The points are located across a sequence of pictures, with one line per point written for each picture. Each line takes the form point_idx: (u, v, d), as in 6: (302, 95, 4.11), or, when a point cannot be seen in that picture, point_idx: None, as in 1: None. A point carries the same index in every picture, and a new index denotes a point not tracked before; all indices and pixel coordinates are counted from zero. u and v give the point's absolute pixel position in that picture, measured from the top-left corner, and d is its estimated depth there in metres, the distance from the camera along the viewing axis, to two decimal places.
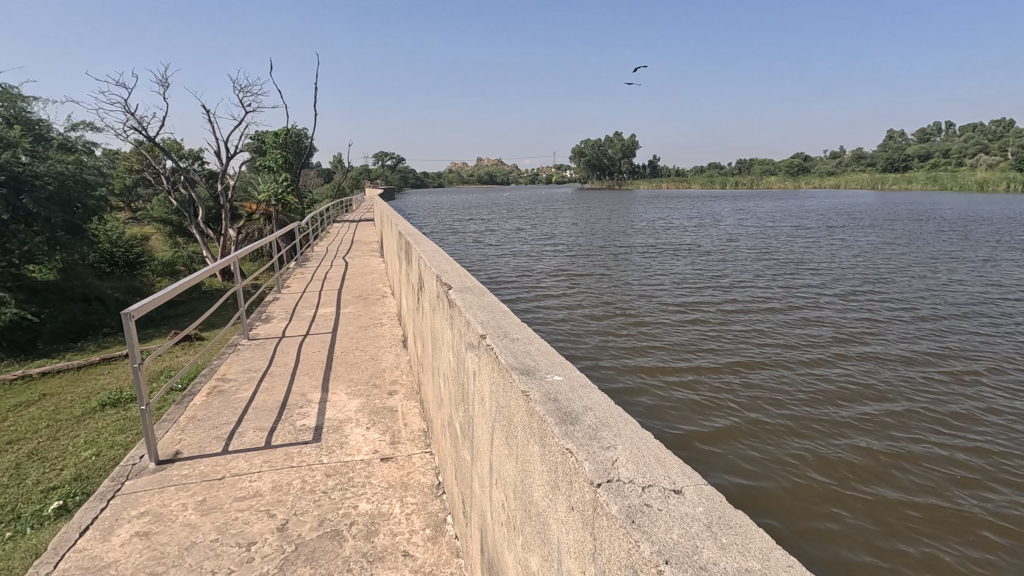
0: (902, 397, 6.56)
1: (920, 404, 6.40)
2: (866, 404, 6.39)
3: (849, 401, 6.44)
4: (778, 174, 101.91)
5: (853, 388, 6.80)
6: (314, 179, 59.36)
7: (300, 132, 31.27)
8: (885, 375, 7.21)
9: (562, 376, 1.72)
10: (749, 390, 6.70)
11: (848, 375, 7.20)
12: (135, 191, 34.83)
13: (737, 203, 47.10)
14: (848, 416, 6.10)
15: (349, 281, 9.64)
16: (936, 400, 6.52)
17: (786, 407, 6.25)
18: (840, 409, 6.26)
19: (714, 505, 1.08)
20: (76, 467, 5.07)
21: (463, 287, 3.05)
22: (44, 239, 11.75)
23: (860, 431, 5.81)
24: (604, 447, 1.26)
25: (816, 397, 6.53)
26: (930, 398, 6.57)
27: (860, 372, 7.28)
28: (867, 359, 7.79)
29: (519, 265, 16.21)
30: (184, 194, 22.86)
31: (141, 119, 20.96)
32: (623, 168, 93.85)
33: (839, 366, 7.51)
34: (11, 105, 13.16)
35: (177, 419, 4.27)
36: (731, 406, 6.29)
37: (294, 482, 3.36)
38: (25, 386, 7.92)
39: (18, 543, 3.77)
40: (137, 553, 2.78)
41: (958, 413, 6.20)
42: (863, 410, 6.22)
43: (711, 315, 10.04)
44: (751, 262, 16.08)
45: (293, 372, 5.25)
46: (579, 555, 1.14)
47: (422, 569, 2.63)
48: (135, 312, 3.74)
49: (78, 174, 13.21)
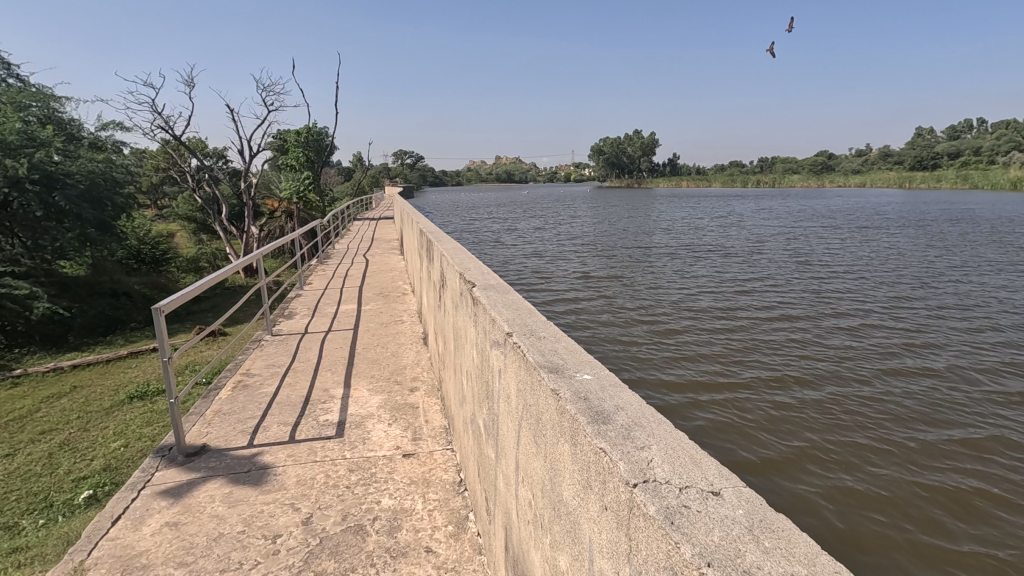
0: (930, 417, 6.45)
1: (950, 426, 6.26)
2: (893, 425, 6.28)
3: (874, 421, 6.35)
4: (802, 172, 100.33)
5: (879, 406, 6.70)
6: (335, 177, 60.34)
7: (322, 131, 31.64)
8: (914, 393, 7.07)
9: (591, 375, 1.71)
10: (770, 406, 6.66)
11: (875, 392, 7.08)
12: (163, 190, 35.76)
13: (759, 203, 46.67)
14: (873, 437, 6.04)
15: (370, 278, 9.74)
16: (967, 422, 6.37)
17: (809, 427, 6.22)
18: (865, 429, 6.19)
19: (754, 507, 1.07)
20: (105, 458, 5.20)
21: (486, 284, 3.04)
22: (76, 236, 12.08)
23: (888, 455, 5.75)
24: (638, 447, 1.24)
25: (840, 416, 6.46)
26: (960, 418, 6.44)
27: (887, 389, 7.15)
28: (896, 374, 7.63)
29: (539, 266, 16.21)
30: (209, 192, 23.32)
31: (168, 119, 21.40)
32: (644, 166, 92.96)
33: (865, 381, 7.38)
34: (44, 105, 13.51)
35: (204, 412, 4.35)
36: (752, 425, 6.27)
37: (318, 476, 3.40)
38: (57, 378, 8.16)
39: (51, 530, 3.88)
40: (166, 543, 2.83)
41: (990, 437, 6.05)
42: (890, 432, 6.14)
43: (733, 324, 9.93)
44: (775, 266, 15.84)
45: (315, 368, 5.32)
46: (613, 556, 1.13)
47: (445, 566, 2.64)
48: (164, 307, 3.79)
49: (108, 172, 13.52)
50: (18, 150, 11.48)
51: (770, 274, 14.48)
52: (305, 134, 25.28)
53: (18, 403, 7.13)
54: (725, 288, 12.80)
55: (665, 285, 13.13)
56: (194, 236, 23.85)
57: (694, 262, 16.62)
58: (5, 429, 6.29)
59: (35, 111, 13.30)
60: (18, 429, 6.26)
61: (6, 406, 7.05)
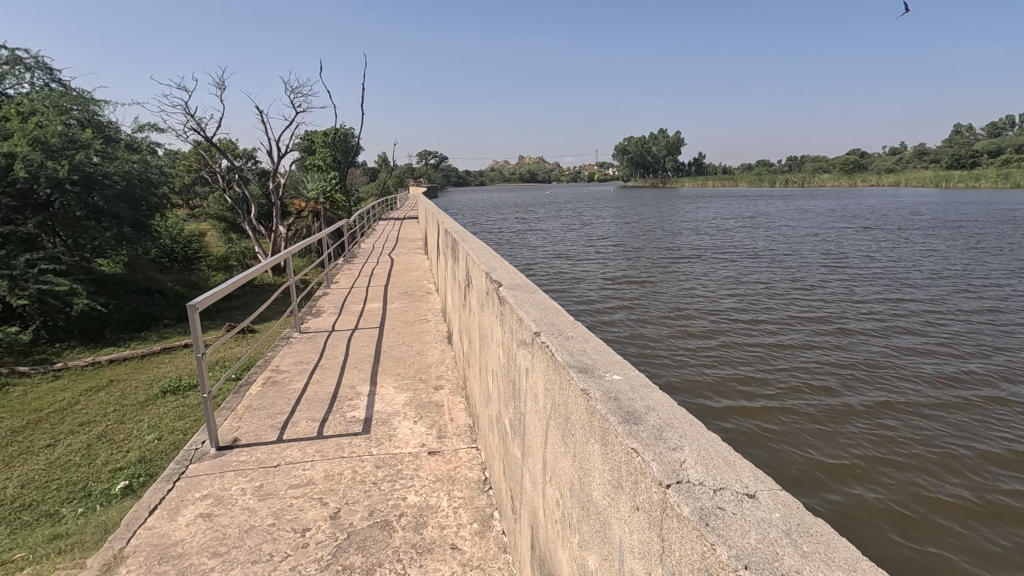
0: (968, 431, 6.25)
1: (991, 440, 6.05)
2: (929, 438, 6.10)
3: (909, 434, 6.18)
4: (834, 171, 97.90)
5: (913, 418, 6.52)
6: (360, 179, 61.21)
7: (348, 132, 32.10)
8: (952, 404, 6.85)
9: (621, 376, 1.70)
10: (799, 417, 6.53)
11: (909, 402, 6.88)
12: (194, 190, 36.69)
13: (787, 203, 45.80)
14: (909, 452, 5.86)
15: (395, 277, 9.85)
16: (1009, 436, 6.14)
17: (844, 443, 6.02)
18: (910, 446, 5.96)
19: (792, 511, 1.05)
20: (140, 450, 5.37)
21: (513, 284, 3.05)
22: (113, 235, 12.43)
23: (944, 476, 5.50)
24: (671, 448, 1.23)
25: (874, 428, 6.30)
26: (1002, 433, 6.22)
27: (922, 400, 6.96)
28: (932, 384, 7.41)
29: (562, 268, 16.16)
30: (239, 192, 23.81)
31: (200, 121, 21.96)
32: (669, 166, 91.84)
33: (899, 391, 7.18)
34: (84, 109, 13.99)
35: (235, 407, 4.46)
36: (778, 437, 6.18)
37: (345, 472, 3.45)
38: (95, 372, 8.46)
39: (90, 519, 4.03)
40: (201, 534, 2.91)
41: None
42: (926, 445, 5.98)
43: (759, 329, 9.77)
44: (804, 269, 15.49)
45: (342, 365, 5.40)
46: (644, 557, 1.13)
47: (470, 563, 2.65)
48: (198, 304, 3.89)
49: (143, 173, 13.93)
50: (60, 152, 11.79)
51: (798, 278, 14.23)
52: (332, 134, 25.71)
53: (59, 396, 7.41)
54: (752, 292, 12.61)
55: (689, 289, 12.99)
56: (224, 234, 24.40)
57: (720, 264, 16.40)
58: (46, 420, 6.54)
59: (76, 114, 13.83)
60: (59, 420, 6.50)
61: (47, 398, 7.33)
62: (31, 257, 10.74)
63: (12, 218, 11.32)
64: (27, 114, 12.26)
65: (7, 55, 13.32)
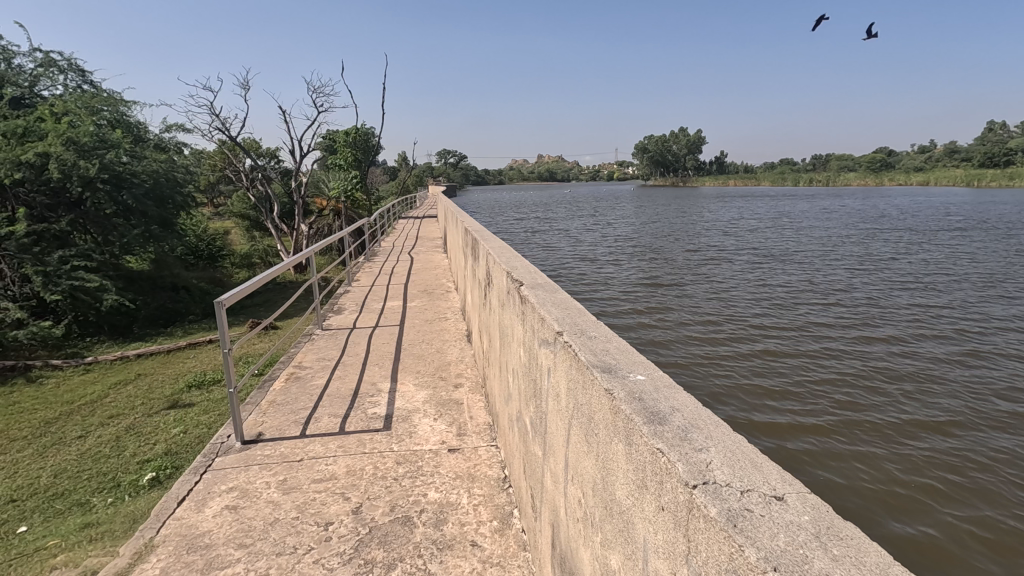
0: (1000, 445, 6.09)
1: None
2: (957, 452, 5.97)
3: (942, 449, 6.00)
4: (860, 170, 95.84)
5: (942, 431, 6.38)
6: (381, 178, 61.74)
7: (370, 132, 32.42)
8: (984, 418, 6.66)
9: (645, 376, 1.70)
10: (858, 455, 5.88)
11: (938, 414, 6.73)
12: (218, 188, 37.45)
13: (811, 203, 44.94)
14: (970, 484, 5.47)
15: (415, 275, 9.93)
16: None
17: (914, 480, 5.50)
18: (1003, 496, 5.31)
19: (821, 514, 1.04)
20: (166, 442, 5.51)
21: (535, 283, 3.05)
22: (140, 232, 12.75)
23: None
24: (697, 448, 1.23)
25: (931, 462, 5.81)
26: None
27: (952, 412, 6.79)
28: (964, 397, 7.22)
29: (581, 271, 16.15)
30: (262, 191, 24.18)
31: (224, 120, 22.33)
32: (690, 165, 91.06)
33: (927, 403, 7.02)
34: (113, 109, 14.35)
35: (260, 402, 4.55)
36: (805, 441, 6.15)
37: (367, 468, 3.50)
38: (123, 366, 8.69)
39: (119, 508, 4.15)
40: (227, 525, 2.98)
41: None
42: (954, 459, 5.84)
43: (781, 335, 9.65)
44: (829, 273, 15.22)
45: (363, 363, 5.47)
46: (669, 556, 1.13)
47: (490, 560, 2.67)
48: (225, 300, 3.97)
49: (169, 172, 14.21)
50: (91, 151, 12.07)
51: (821, 282, 14.00)
52: (354, 134, 26.00)
53: (89, 388, 7.63)
54: (774, 297, 12.45)
55: (709, 293, 12.89)
56: (248, 233, 24.88)
57: (741, 267, 16.20)
58: (78, 411, 6.75)
59: (106, 115, 14.19)
60: (89, 412, 6.70)
61: (78, 391, 7.55)
62: (64, 253, 11.02)
63: (46, 216, 11.67)
64: (61, 114, 12.62)
65: (42, 58, 13.75)
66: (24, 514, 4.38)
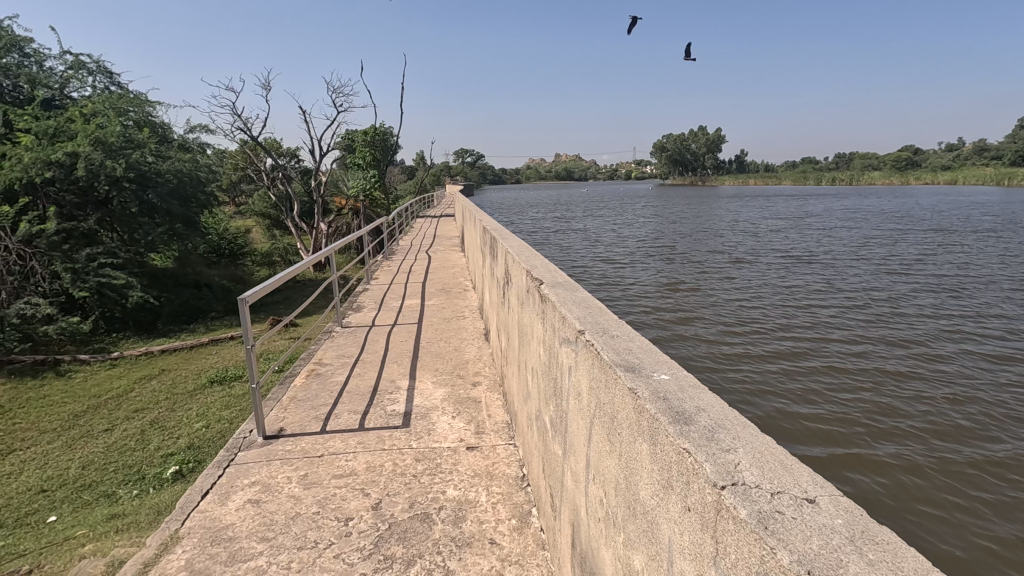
0: None
1: None
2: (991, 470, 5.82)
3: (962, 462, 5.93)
4: (885, 168, 94.00)
5: (985, 454, 6.07)
6: (399, 176, 62.09)
7: (388, 131, 32.65)
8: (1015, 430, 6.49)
9: (669, 375, 1.68)
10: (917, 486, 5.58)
11: (966, 426, 6.59)
12: (239, 186, 38.10)
13: (833, 203, 44.25)
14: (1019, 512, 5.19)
15: (433, 274, 9.99)
16: None
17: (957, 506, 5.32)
18: None
19: (855, 518, 1.02)
20: (189, 437, 5.61)
21: (554, 282, 3.02)
22: (164, 230, 13.06)
23: None
24: (725, 449, 1.22)
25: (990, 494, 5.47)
26: None
27: (979, 424, 6.65)
28: (994, 406, 7.05)
29: (598, 272, 16.10)
30: (282, 191, 24.54)
31: (245, 120, 22.63)
32: (709, 164, 90.12)
33: (954, 414, 6.88)
34: (139, 110, 14.67)
35: (281, 398, 4.61)
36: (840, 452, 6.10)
37: (386, 464, 3.53)
38: (148, 361, 8.89)
39: (145, 500, 4.24)
40: (250, 519, 3.03)
41: None
42: (977, 476, 5.73)
43: (803, 339, 9.52)
44: (853, 275, 14.96)
45: (382, 360, 5.51)
46: (695, 559, 1.12)
47: (508, 558, 2.68)
48: (249, 296, 4.01)
49: (193, 171, 14.48)
50: (118, 151, 12.31)
51: (844, 285, 13.78)
52: (372, 134, 26.21)
53: (116, 383, 7.82)
54: (795, 300, 12.28)
55: (728, 296, 12.76)
56: (268, 232, 25.23)
57: (760, 269, 16.03)
58: (104, 405, 6.91)
59: (133, 115, 14.49)
60: (115, 406, 6.85)
61: (105, 385, 7.74)
62: (92, 250, 11.28)
63: (75, 215, 11.92)
64: (90, 115, 12.92)
65: (72, 60, 14.09)
66: (53, 503, 4.50)
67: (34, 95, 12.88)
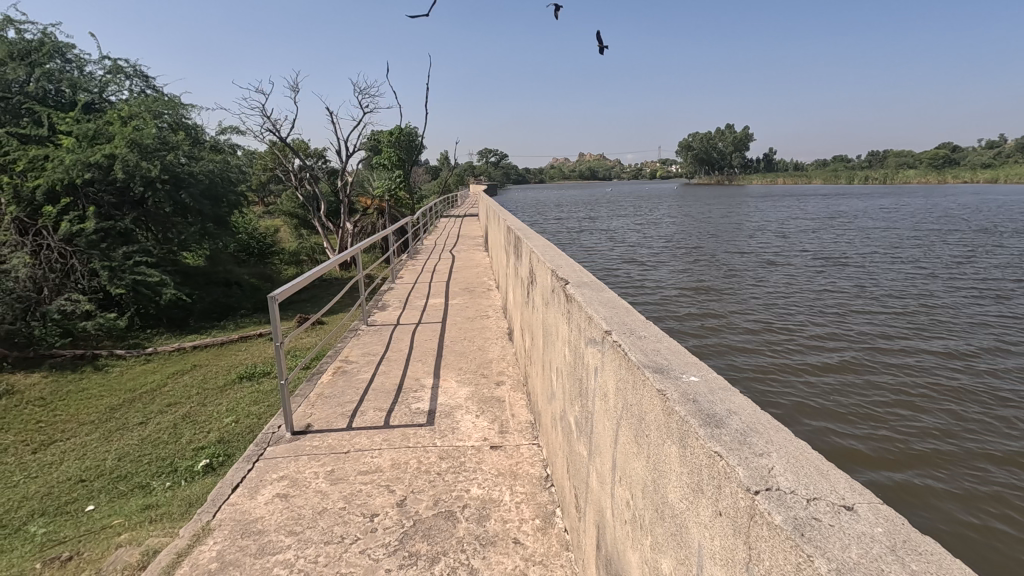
0: None
1: None
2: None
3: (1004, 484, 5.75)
4: (921, 167, 91.13)
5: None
6: (424, 176, 62.65)
7: (414, 132, 32.95)
8: None
9: (699, 376, 1.66)
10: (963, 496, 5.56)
11: (1003, 444, 6.39)
12: (268, 186, 38.87)
13: (866, 202, 43.13)
14: None
15: (458, 273, 10.04)
16: None
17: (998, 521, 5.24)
18: None
19: (896, 527, 0.99)
20: (220, 431, 5.75)
21: (580, 282, 3.01)
22: (197, 230, 13.59)
23: None
24: (757, 453, 1.19)
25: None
26: None
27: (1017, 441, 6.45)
28: None
29: (623, 274, 15.96)
30: (310, 191, 24.98)
31: (274, 122, 23.07)
32: (737, 162, 88.60)
33: (993, 430, 6.67)
34: (174, 113, 15.10)
35: (308, 394, 4.69)
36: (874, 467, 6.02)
37: (411, 462, 3.56)
38: (181, 357, 9.15)
39: (178, 492, 4.36)
40: (279, 513, 3.09)
41: None
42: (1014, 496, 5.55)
43: (832, 348, 9.34)
44: (887, 278, 14.56)
45: (407, 358, 5.57)
46: (725, 563, 1.10)
47: (532, 558, 2.67)
48: (278, 295, 4.10)
49: (223, 172, 14.84)
50: (153, 153, 12.67)
51: (877, 289, 13.41)
52: (398, 134, 26.45)
53: (150, 377, 8.05)
54: (825, 305, 12.02)
55: (755, 299, 12.56)
56: (296, 232, 25.72)
57: (789, 271, 15.70)
58: (139, 399, 7.13)
59: (167, 117, 14.90)
60: (149, 400, 7.07)
61: (140, 379, 7.98)
62: (128, 249, 11.66)
63: (112, 214, 12.32)
64: (127, 118, 13.29)
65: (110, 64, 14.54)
66: (91, 493, 4.66)
67: (75, 99, 13.33)
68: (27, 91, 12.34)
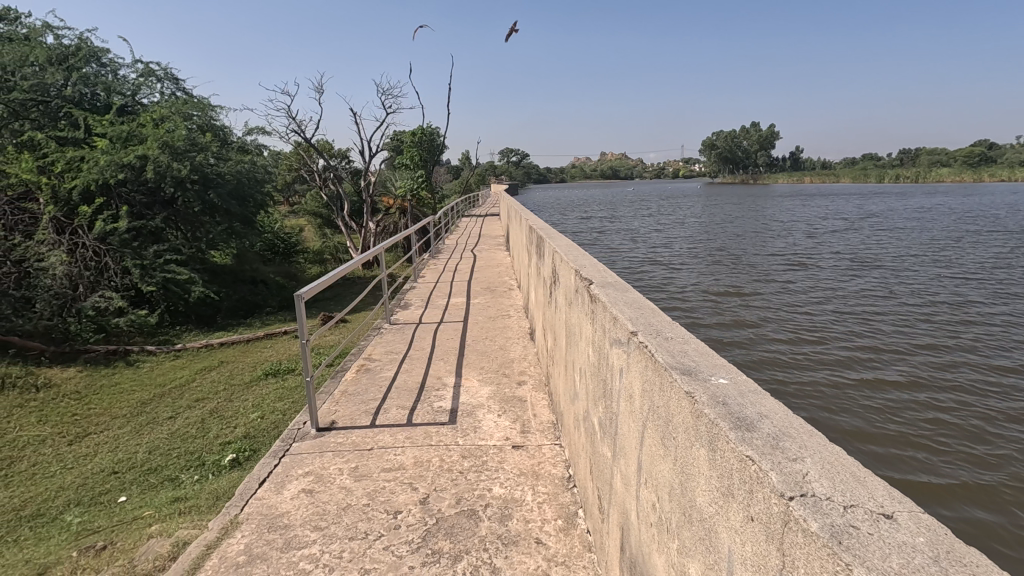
0: None
1: None
2: None
3: None
4: (954, 166, 88.48)
5: None
6: (445, 176, 62.99)
7: (436, 132, 33.16)
8: None
9: (727, 378, 1.63)
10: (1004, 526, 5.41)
11: None
12: (293, 186, 39.48)
13: (896, 203, 42.05)
14: None
15: (479, 273, 10.07)
16: None
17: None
18: None
19: (939, 536, 0.96)
20: (246, 426, 5.86)
21: (604, 282, 2.98)
22: (224, 228, 13.91)
23: None
24: (791, 458, 1.17)
25: None
26: None
27: None
28: None
29: (645, 276, 15.82)
30: (333, 191, 25.31)
31: (300, 123, 23.41)
32: (762, 161, 87.29)
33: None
34: (202, 114, 15.44)
35: (333, 391, 4.75)
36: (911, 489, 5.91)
37: (433, 460, 3.58)
38: (209, 353, 9.35)
39: (206, 485, 4.46)
40: (304, 508, 3.14)
41: None
42: None
43: (859, 358, 9.16)
44: (920, 283, 14.15)
45: (429, 357, 5.60)
46: (758, 569, 1.08)
47: (555, 558, 2.66)
48: (304, 292, 4.17)
49: (250, 172, 15.14)
50: (184, 154, 12.97)
51: (908, 293, 13.07)
52: (420, 134, 26.63)
53: (179, 373, 8.25)
54: (852, 311, 11.77)
55: (780, 304, 12.37)
56: (320, 231, 26.09)
57: (816, 274, 15.40)
58: (168, 394, 7.30)
59: (197, 119, 15.24)
60: (178, 395, 7.24)
61: (169, 375, 8.18)
62: (158, 248, 11.97)
63: (144, 214, 12.64)
64: (158, 120, 13.61)
65: (143, 68, 14.93)
66: (123, 485, 4.79)
67: (110, 102, 13.71)
68: (64, 94, 12.73)
